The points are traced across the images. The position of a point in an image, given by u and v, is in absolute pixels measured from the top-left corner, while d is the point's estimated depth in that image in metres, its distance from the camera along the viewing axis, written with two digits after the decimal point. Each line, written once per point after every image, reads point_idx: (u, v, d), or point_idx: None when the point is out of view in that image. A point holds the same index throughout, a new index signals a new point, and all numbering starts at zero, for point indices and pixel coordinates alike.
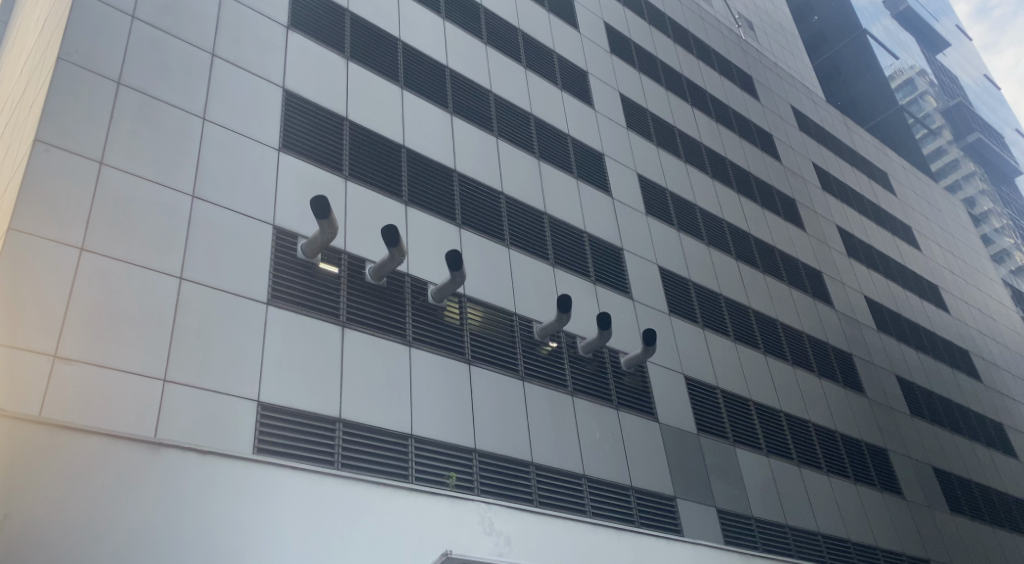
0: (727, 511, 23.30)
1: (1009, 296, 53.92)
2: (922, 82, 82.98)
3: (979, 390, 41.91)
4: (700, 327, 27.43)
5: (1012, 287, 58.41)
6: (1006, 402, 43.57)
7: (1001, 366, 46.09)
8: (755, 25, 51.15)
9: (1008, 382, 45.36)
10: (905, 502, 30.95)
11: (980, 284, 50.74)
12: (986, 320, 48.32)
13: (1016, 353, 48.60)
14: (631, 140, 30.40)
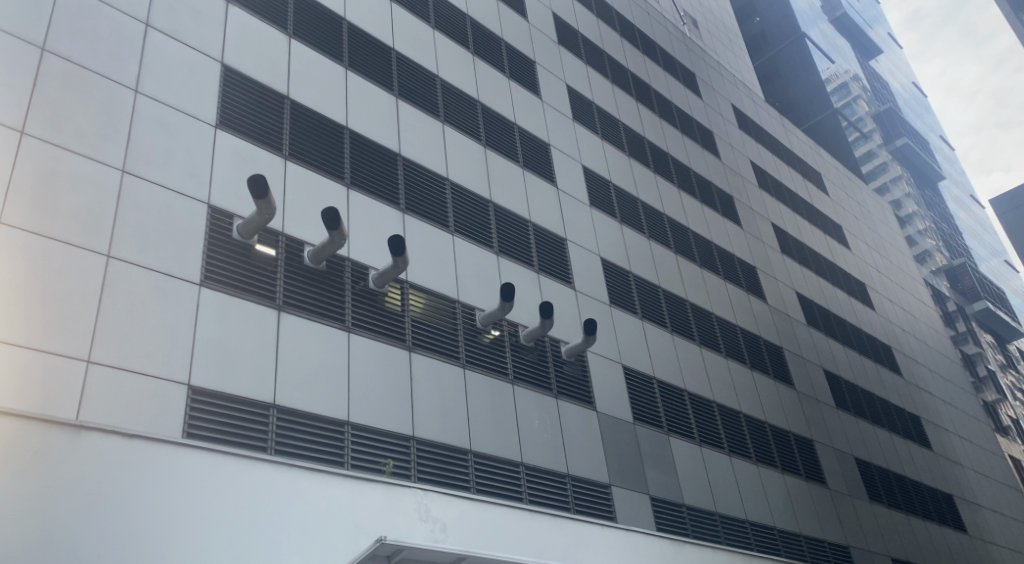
0: (660, 499, 23.62)
1: (929, 296, 55.71)
2: (856, 87, 84.86)
3: (900, 385, 43.26)
4: (639, 318, 27.69)
5: (933, 287, 60.27)
6: (925, 397, 45.08)
7: (921, 362, 47.63)
8: (699, 22, 51.65)
9: (927, 378, 46.89)
10: (829, 491, 31.79)
11: (903, 283, 52.32)
12: (909, 318, 49.82)
13: (935, 350, 50.28)
14: (576, 130, 30.46)
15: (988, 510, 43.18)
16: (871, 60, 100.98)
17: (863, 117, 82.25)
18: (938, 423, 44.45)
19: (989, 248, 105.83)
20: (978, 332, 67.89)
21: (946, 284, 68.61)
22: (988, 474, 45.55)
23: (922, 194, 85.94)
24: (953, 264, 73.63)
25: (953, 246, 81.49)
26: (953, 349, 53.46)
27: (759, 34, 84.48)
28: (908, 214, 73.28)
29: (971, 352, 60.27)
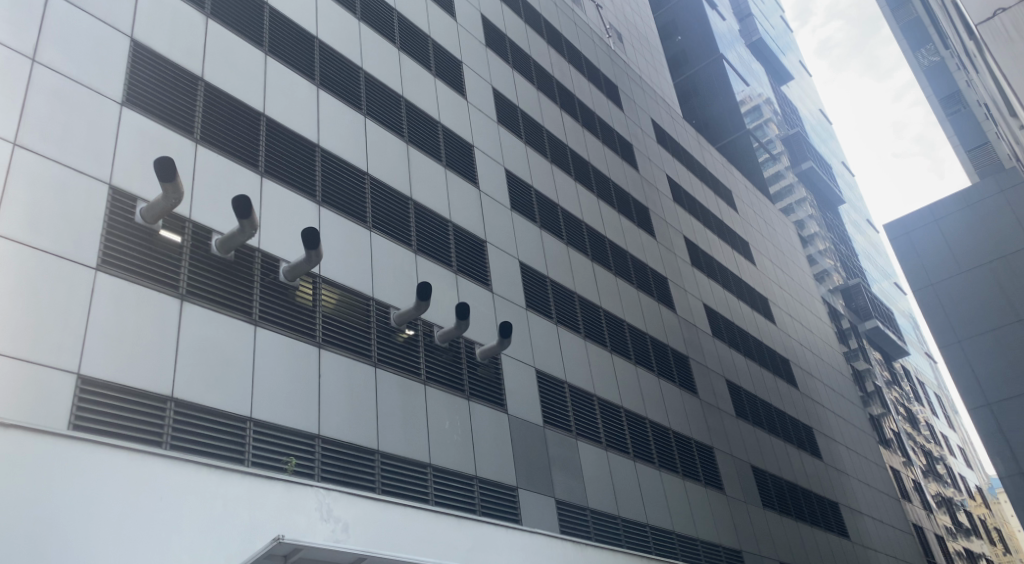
0: (564, 502, 23.71)
1: (826, 314, 57.64)
2: (768, 110, 87.22)
3: (796, 397, 44.60)
4: (554, 323, 27.77)
5: (830, 306, 62.38)
6: (818, 410, 46.59)
7: (816, 376, 49.20)
8: (623, 37, 52.28)
9: (821, 391, 48.47)
10: (725, 497, 32.46)
11: (803, 300, 54.01)
12: (806, 333, 51.43)
13: (829, 365, 52.08)
14: (500, 134, 30.39)
15: (870, 519, 44.88)
16: (782, 86, 103.92)
17: (773, 140, 83.82)
18: (829, 434, 46.02)
19: (881, 270, 110.39)
20: (868, 349, 70.61)
21: (841, 303, 71.16)
22: (871, 485, 47.41)
23: (824, 217, 88.92)
24: (847, 284, 76.43)
25: (849, 266, 84.60)
26: (845, 365, 55.45)
27: (680, 52, 86.05)
28: (810, 234, 75.71)
29: (862, 368, 62.63)
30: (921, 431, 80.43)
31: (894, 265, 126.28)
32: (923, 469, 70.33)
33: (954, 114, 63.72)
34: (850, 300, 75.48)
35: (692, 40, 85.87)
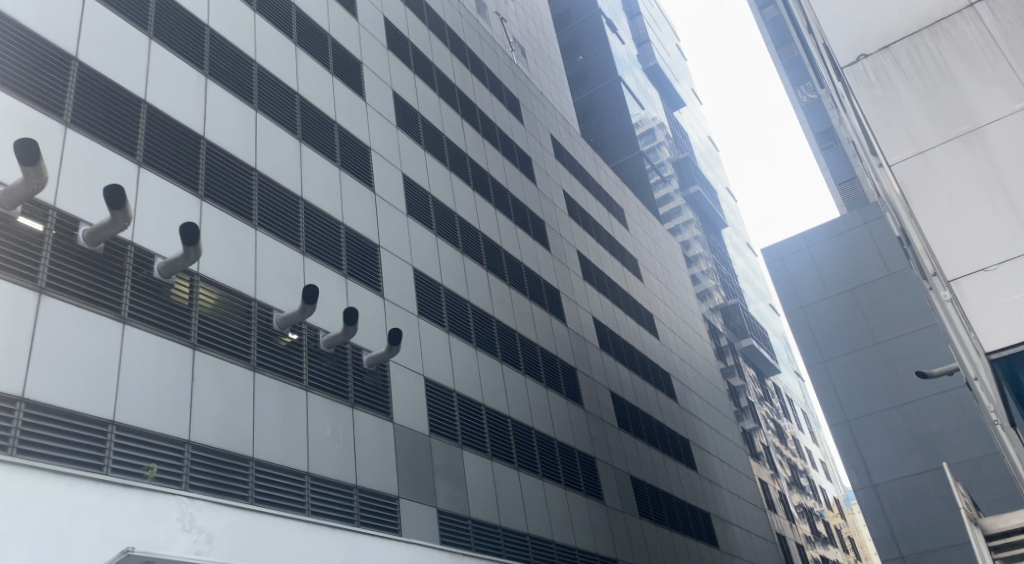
0: (446, 511, 23.47)
1: (706, 333, 59.30)
2: (660, 134, 89.46)
3: (675, 410, 45.61)
4: (445, 331, 27.47)
5: (710, 324, 64.27)
6: (695, 422, 47.82)
7: (695, 390, 50.50)
8: (526, 51, 52.62)
9: (699, 405, 49.77)
10: (604, 506, 32.85)
11: (685, 317, 55.39)
12: (687, 348, 52.71)
13: (707, 381, 53.59)
14: (399, 138, 29.98)
15: (738, 529, 46.26)
16: (675, 111, 106.85)
17: (663, 163, 86.60)
18: (704, 447, 47.24)
19: (757, 292, 114.76)
20: (744, 366, 73.07)
21: (720, 321, 73.47)
22: (741, 496, 48.95)
23: (708, 239, 91.72)
24: (726, 303, 78.98)
25: (729, 286, 87.50)
26: (721, 381, 57.17)
27: (579, 72, 87.39)
28: (694, 254, 77.89)
29: (737, 384, 64.70)
30: (788, 445, 83.88)
31: (769, 287, 131.66)
32: (788, 481, 73.23)
33: (828, 148, 66.79)
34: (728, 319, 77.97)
35: (593, 60, 87.32)
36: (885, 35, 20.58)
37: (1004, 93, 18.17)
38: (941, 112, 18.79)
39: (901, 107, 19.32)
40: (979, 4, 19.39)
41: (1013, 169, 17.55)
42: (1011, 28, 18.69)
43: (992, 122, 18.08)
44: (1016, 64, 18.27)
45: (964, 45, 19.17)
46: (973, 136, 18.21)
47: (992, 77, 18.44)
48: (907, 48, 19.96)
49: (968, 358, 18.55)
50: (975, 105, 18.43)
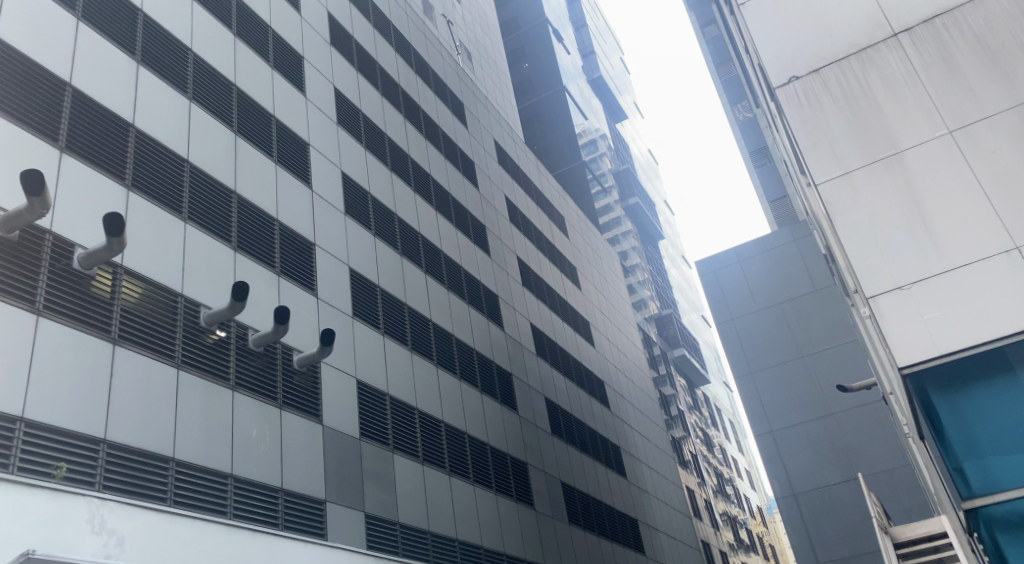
0: (375, 516, 23.14)
1: (641, 342, 59.81)
2: (603, 144, 90.05)
3: (608, 418, 45.82)
4: (380, 333, 27.06)
5: (644, 333, 64.88)
6: (627, 430, 48.13)
7: (627, 399, 50.85)
8: (472, 55, 52.45)
9: (631, 413, 50.13)
10: (534, 512, 32.79)
11: (620, 325, 55.76)
12: (621, 357, 53.08)
13: (640, 389, 54.04)
14: (339, 136, 29.50)
15: (665, 536, 46.69)
16: (617, 123, 107.88)
17: (604, 174, 87.32)
18: (634, 454, 47.60)
19: (690, 304, 116.31)
20: (675, 376, 73.93)
21: (653, 331, 74.29)
22: (669, 503, 49.49)
23: (645, 250, 92.65)
24: (660, 313, 79.85)
25: (664, 297, 88.54)
26: (653, 389, 57.72)
27: (526, 79, 87.50)
28: (631, 264, 78.60)
29: (668, 393, 65.43)
30: (715, 454, 85.15)
31: (701, 299, 133.74)
32: (713, 489, 74.28)
33: (761, 167, 67.97)
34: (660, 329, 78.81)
35: (538, 68, 87.48)
36: (816, 59, 20.23)
37: (923, 121, 18.31)
38: (864, 135, 18.82)
39: (829, 129, 19.26)
40: (900, 34, 19.34)
41: (929, 195, 17.72)
42: (931, 59, 18.80)
43: (912, 147, 18.20)
44: (935, 93, 18.41)
45: (887, 72, 19.17)
46: (893, 160, 18.31)
47: (913, 105, 18.55)
48: (834, 73, 19.84)
49: (885, 373, 18.94)
50: (895, 131, 18.53)
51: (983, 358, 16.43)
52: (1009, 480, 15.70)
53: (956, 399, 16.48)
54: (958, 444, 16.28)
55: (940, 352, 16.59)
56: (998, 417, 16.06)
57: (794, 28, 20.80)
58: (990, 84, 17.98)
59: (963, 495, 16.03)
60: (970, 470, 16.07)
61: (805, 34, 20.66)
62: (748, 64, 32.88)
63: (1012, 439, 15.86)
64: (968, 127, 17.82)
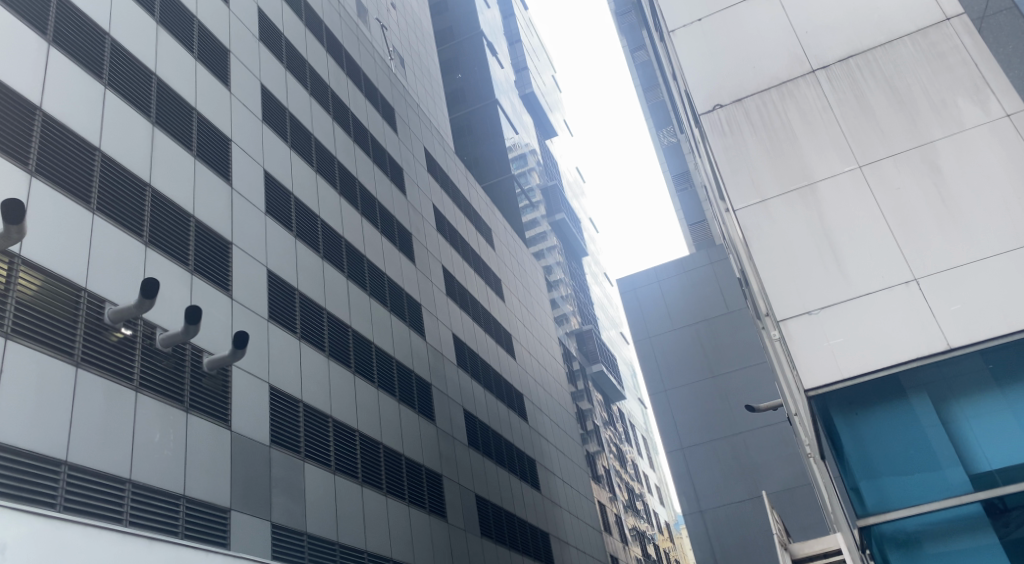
0: (281, 526, 22.45)
1: (561, 357, 59.99)
2: (532, 159, 90.46)
3: (525, 431, 45.71)
4: (296, 338, 26.38)
5: (564, 348, 65.18)
6: (543, 444, 48.08)
7: (545, 412, 50.83)
8: (405, 61, 52.02)
9: (547, 427, 50.12)
10: (446, 523, 32.41)
11: (541, 339, 55.79)
12: (541, 370, 53.10)
13: (557, 402, 54.15)
14: (264, 134, 28.74)
15: (575, 550, 46.74)
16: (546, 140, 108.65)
17: (532, 189, 87.67)
18: (549, 468, 47.55)
19: (610, 321, 117.77)
20: (592, 391, 74.40)
21: (573, 346, 74.77)
22: (580, 517, 49.63)
23: (568, 266, 93.38)
24: (581, 328, 80.41)
25: (586, 313, 89.31)
26: (571, 404, 57.90)
27: (458, 90, 87.26)
28: (555, 279, 78.91)
29: (585, 408, 65.78)
30: (627, 470, 86.04)
31: (621, 317, 135.50)
32: (624, 505, 74.93)
33: (682, 190, 69.22)
34: (580, 343, 79.42)
35: (471, 79, 87.25)
36: (739, 88, 19.80)
37: (835, 154, 18.18)
38: (780, 165, 18.53)
39: (748, 156, 18.90)
40: (818, 70, 19.17)
41: (839, 225, 17.55)
42: (844, 97, 18.70)
43: (825, 179, 18.03)
44: (847, 129, 18.33)
45: (805, 106, 18.95)
46: (806, 190, 18.07)
47: (827, 139, 18.39)
48: (757, 103, 19.43)
49: (790, 394, 19.17)
50: (810, 162, 18.32)
51: (884, 384, 16.15)
52: (902, 500, 15.31)
53: (857, 419, 16.10)
54: (856, 465, 15.81)
55: (844, 375, 16.31)
56: (896, 440, 15.72)
57: (719, 57, 20.32)
58: (897, 124, 17.96)
59: (858, 511, 15.52)
60: (866, 489, 15.61)
61: (733, 61, 20.15)
62: (675, 90, 33.28)
63: (907, 461, 15.52)
64: (876, 164, 17.76)
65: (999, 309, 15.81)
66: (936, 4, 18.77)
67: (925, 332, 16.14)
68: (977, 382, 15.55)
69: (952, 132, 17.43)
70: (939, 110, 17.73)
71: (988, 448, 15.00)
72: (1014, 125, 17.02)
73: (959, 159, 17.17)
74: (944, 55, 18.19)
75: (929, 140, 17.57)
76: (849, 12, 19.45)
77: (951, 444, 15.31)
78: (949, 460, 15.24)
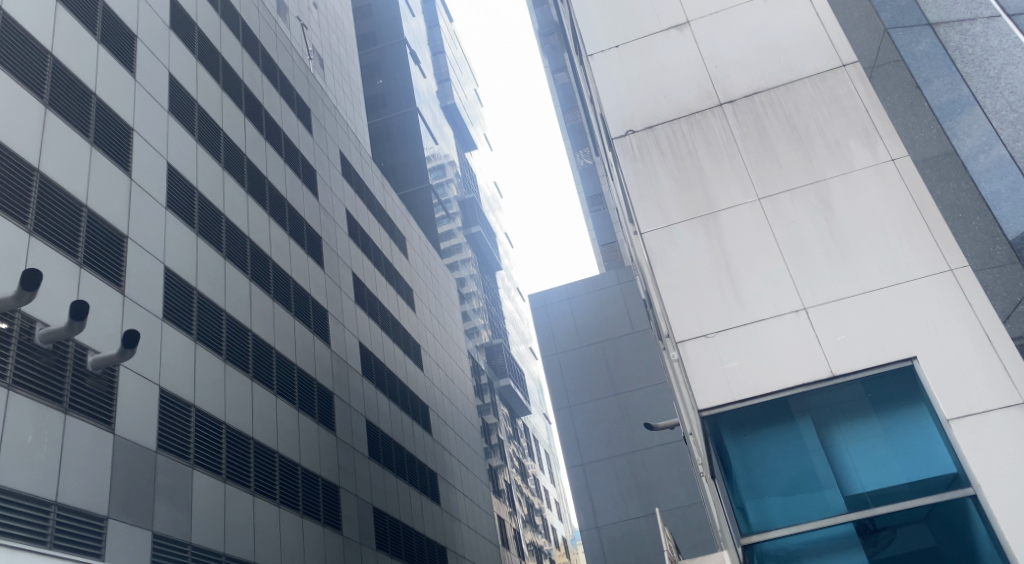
0: (163, 536, 21.30)
1: (469, 370, 59.46)
2: (450, 171, 89.97)
3: (428, 443, 45.00)
4: (191, 339, 25.20)
5: (473, 361, 64.72)
6: (445, 456, 47.39)
7: (449, 424, 50.14)
8: (324, 63, 50.94)
9: (451, 439, 49.51)
10: (341, 537, 31.49)
11: (450, 350, 55.19)
12: (448, 383, 52.49)
13: (463, 415, 53.59)
14: (169, 126, 27.50)
15: None
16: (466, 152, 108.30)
17: (450, 201, 87.05)
18: (450, 481, 46.88)
19: (520, 335, 118.05)
20: (499, 405, 74.09)
21: (482, 359, 74.36)
22: (478, 532, 49.07)
23: (481, 278, 93.15)
24: (491, 341, 80.21)
25: (496, 327, 89.06)
26: (476, 417, 57.42)
27: (377, 95, 86.19)
28: (467, 291, 78.40)
29: (491, 422, 65.36)
30: (529, 486, 86.00)
31: (530, 333, 135.97)
32: (524, 520, 74.69)
33: (596, 212, 69.92)
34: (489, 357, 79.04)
35: (392, 85, 86.29)
36: (652, 115, 19.45)
37: (737, 186, 17.98)
38: (685, 192, 18.29)
39: (656, 181, 18.58)
40: (725, 103, 18.97)
41: (739, 254, 17.32)
42: (748, 131, 18.51)
43: (727, 209, 17.82)
44: (749, 163, 18.14)
45: (711, 137, 18.71)
46: (709, 219, 17.84)
47: (731, 172, 18.18)
48: (667, 130, 19.14)
49: (687, 415, 19.10)
50: (713, 191, 18.10)
51: (772, 406, 15.99)
52: (783, 520, 15.12)
53: (746, 440, 15.88)
54: (744, 484, 15.58)
55: (735, 398, 16.07)
56: (782, 462, 15.54)
57: (632, 83, 19.95)
58: (795, 160, 17.86)
59: (742, 531, 15.27)
60: (752, 508, 15.37)
61: (647, 84, 19.83)
62: (593, 111, 33.27)
63: (789, 482, 15.37)
64: (774, 197, 17.62)
65: (879, 345, 15.74)
66: (832, 49, 18.76)
67: (812, 366, 15.94)
68: (857, 409, 15.54)
69: (844, 171, 17.41)
70: (832, 149, 17.70)
71: (864, 471, 15.01)
72: (898, 170, 17.10)
73: (852, 198, 17.12)
74: (840, 98, 18.19)
75: (822, 177, 17.51)
76: (756, 50, 19.29)
77: (831, 467, 15.24)
78: (828, 482, 15.16)
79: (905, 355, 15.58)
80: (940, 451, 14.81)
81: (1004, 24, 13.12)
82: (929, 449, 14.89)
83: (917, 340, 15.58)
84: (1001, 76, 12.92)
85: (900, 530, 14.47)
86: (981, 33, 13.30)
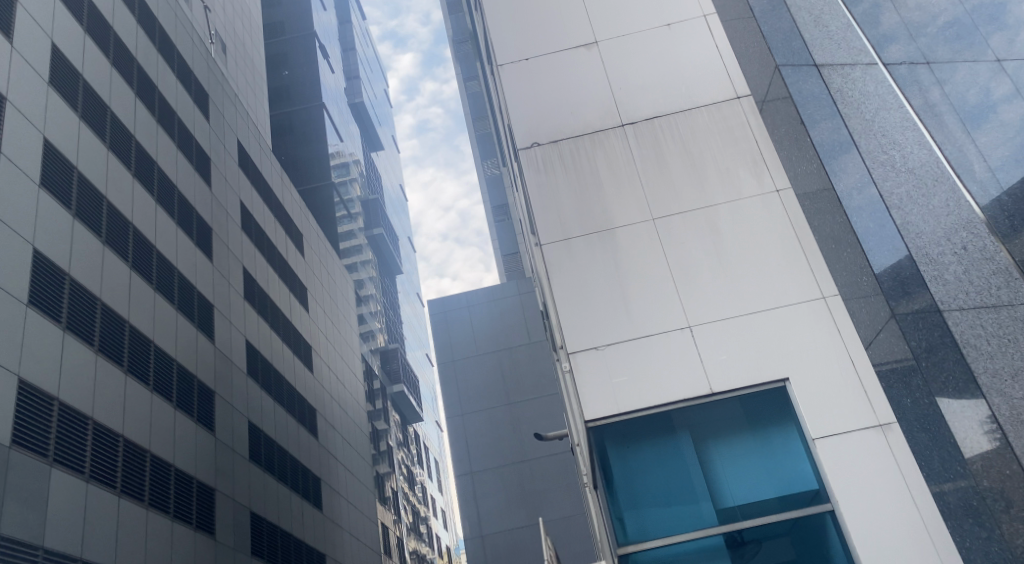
0: (11, 538, 19.91)
1: (361, 374, 58.42)
2: (354, 170, 88.68)
3: (313, 446, 43.92)
4: (60, 328, 23.77)
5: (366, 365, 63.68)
6: (330, 461, 46.35)
7: (336, 427, 49.08)
8: (227, 48, 49.33)
9: (337, 443, 48.45)
10: (214, 541, 30.29)
11: (343, 352, 54.08)
12: (338, 385, 51.40)
13: (351, 418, 52.54)
14: (49, 99, 25.99)
15: None
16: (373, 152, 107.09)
17: (352, 200, 85.62)
18: (333, 486, 45.84)
19: (417, 340, 117.18)
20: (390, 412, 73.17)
21: (376, 363, 73.28)
22: (359, 539, 48.15)
23: (381, 281, 92.07)
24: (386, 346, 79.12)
25: (393, 331, 88.20)
26: (365, 422, 56.44)
27: (282, 87, 84.11)
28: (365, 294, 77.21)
29: (381, 427, 64.40)
30: (417, 492, 85.51)
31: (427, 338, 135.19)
32: (409, 527, 74.05)
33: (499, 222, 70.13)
34: (384, 361, 77.97)
35: (298, 77, 84.44)
36: (556, 130, 19.38)
37: (633, 204, 18.07)
38: (584, 207, 18.27)
39: (558, 195, 18.50)
40: (626, 124, 19.07)
41: (633, 273, 17.35)
42: (646, 153, 18.63)
43: (623, 226, 17.88)
44: (646, 184, 18.25)
45: (612, 156, 18.75)
46: (605, 235, 17.85)
47: (628, 191, 18.25)
48: (572, 146, 19.08)
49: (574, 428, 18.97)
50: (610, 208, 18.14)
51: (655, 420, 15.98)
52: (658, 531, 14.99)
53: (627, 452, 15.79)
54: (623, 494, 15.43)
55: (621, 410, 16.02)
56: (662, 475, 15.46)
57: (538, 96, 19.86)
58: (688, 184, 18.07)
59: (618, 540, 15.05)
60: (629, 519, 15.20)
61: (553, 99, 19.75)
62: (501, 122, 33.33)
63: (666, 494, 15.29)
64: (667, 219, 17.78)
65: (757, 370, 15.93)
66: (729, 81, 19.17)
67: (692, 383, 16.02)
68: (733, 426, 15.64)
69: (732, 198, 17.71)
70: (723, 176, 18.01)
71: (736, 486, 15.07)
72: (782, 201, 17.53)
73: (739, 224, 17.40)
74: (732, 129, 18.62)
75: (712, 203, 17.77)
76: (659, 75, 19.51)
77: (706, 481, 15.24)
78: (702, 495, 15.15)
79: (778, 377, 15.83)
80: (805, 469, 15.01)
81: (880, 71, 10.36)
82: (793, 467, 15.08)
83: (792, 363, 15.87)
84: (875, 119, 10.43)
85: (766, 544, 14.53)
86: (860, 77, 10.69)
